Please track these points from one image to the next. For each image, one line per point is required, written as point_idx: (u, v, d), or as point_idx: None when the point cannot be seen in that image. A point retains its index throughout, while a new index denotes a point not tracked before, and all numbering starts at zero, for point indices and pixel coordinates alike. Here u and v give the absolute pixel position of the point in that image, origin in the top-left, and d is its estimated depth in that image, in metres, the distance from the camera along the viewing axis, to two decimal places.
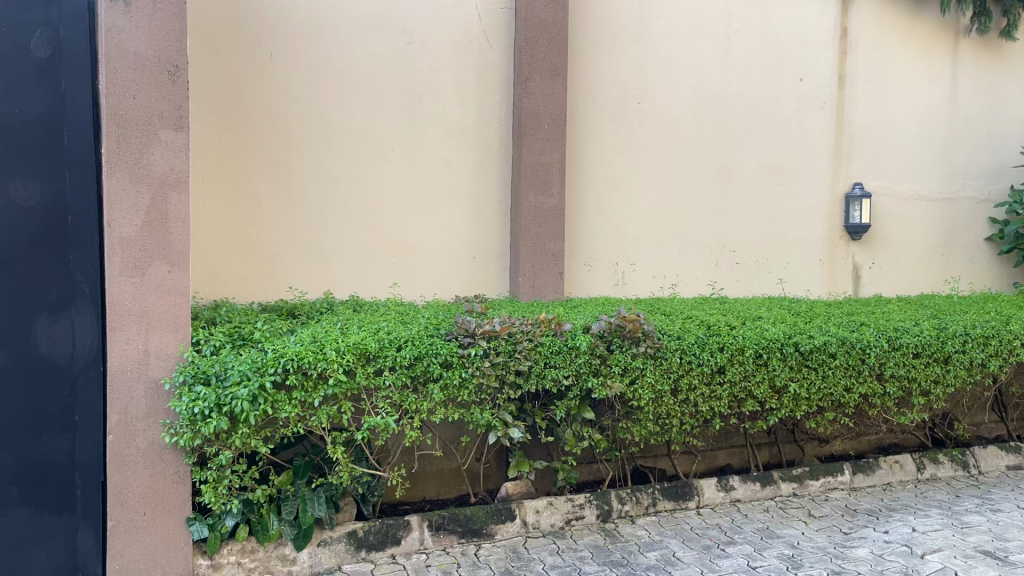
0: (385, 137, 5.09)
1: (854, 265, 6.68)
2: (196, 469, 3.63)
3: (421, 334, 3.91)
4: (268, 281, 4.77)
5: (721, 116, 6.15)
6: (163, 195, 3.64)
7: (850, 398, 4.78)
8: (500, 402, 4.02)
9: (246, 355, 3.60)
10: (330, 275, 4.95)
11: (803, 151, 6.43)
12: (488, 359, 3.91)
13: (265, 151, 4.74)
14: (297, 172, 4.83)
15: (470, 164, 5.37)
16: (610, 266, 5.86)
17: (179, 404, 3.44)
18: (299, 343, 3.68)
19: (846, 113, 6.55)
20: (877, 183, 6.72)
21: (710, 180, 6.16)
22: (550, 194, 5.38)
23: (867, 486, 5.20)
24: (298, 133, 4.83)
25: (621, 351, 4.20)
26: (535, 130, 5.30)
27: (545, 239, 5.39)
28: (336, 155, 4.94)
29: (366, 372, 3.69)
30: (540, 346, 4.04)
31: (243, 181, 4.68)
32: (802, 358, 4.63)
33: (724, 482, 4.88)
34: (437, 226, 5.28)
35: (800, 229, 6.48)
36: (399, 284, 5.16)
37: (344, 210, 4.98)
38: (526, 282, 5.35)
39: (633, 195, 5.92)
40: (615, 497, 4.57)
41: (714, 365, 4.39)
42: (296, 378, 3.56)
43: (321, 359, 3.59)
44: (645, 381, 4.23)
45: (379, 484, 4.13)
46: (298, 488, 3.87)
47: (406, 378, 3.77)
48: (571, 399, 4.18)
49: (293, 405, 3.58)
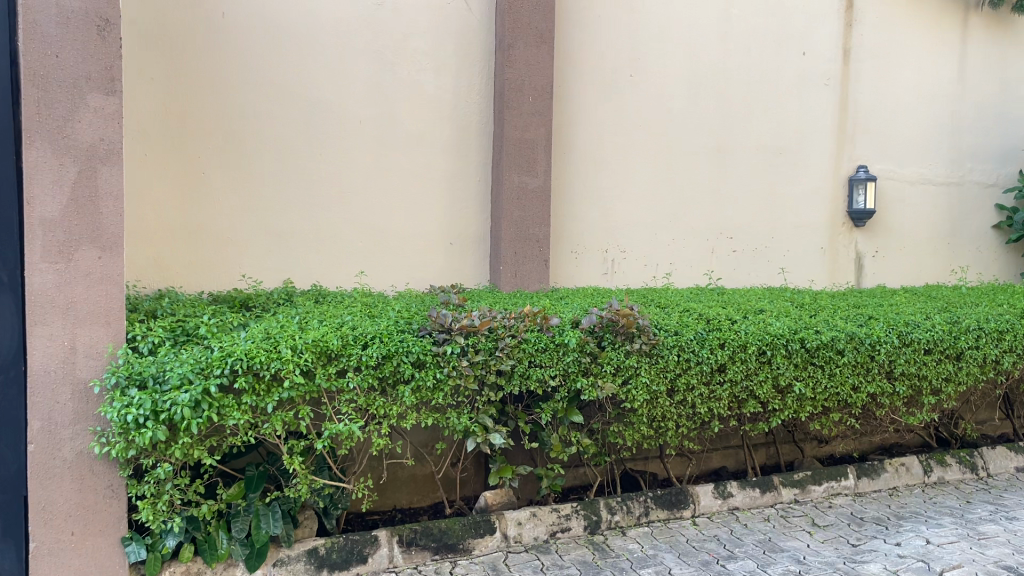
0: (353, 109, 4.63)
1: (858, 253, 6.32)
2: (132, 483, 3.18)
3: (390, 329, 3.46)
4: (219, 268, 4.29)
5: (718, 91, 5.74)
6: (92, 168, 3.16)
7: (858, 398, 4.41)
8: (480, 406, 3.59)
9: (189, 354, 3.15)
10: (290, 261, 4.49)
11: (804, 131, 6.05)
12: (466, 358, 3.48)
13: (217, 123, 4.25)
14: (253, 147, 4.36)
15: (447, 141, 4.92)
16: (598, 253, 5.45)
17: (109, 410, 2.99)
18: (250, 340, 3.23)
19: (849, 90, 6.17)
20: (882, 166, 6.36)
21: (706, 162, 5.75)
22: (534, 173, 4.95)
23: (872, 492, 4.85)
24: (253, 104, 4.35)
25: (614, 349, 3.79)
26: (518, 104, 4.86)
27: (528, 223, 4.96)
28: (298, 128, 4.47)
29: (327, 374, 3.24)
30: (525, 343, 3.61)
31: (191, 157, 4.19)
32: (808, 355, 4.25)
33: (722, 488, 4.50)
34: (411, 208, 4.84)
35: (800, 215, 6.10)
36: (367, 273, 4.71)
37: (306, 190, 4.51)
38: (508, 270, 4.92)
39: (624, 176, 5.51)
40: (604, 506, 4.17)
41: (714, 364, 4.00)
42: (246, 380, 3.12)
43: (275, 359, 3.15)
44: (639, 381, 3.82)
45: (343, 495, 3.68)
46: (250, 503, 3.43)
47: (373, 380, 3.32)
48: (559, 402, 3.75)
49: (242, 411, 3.13)
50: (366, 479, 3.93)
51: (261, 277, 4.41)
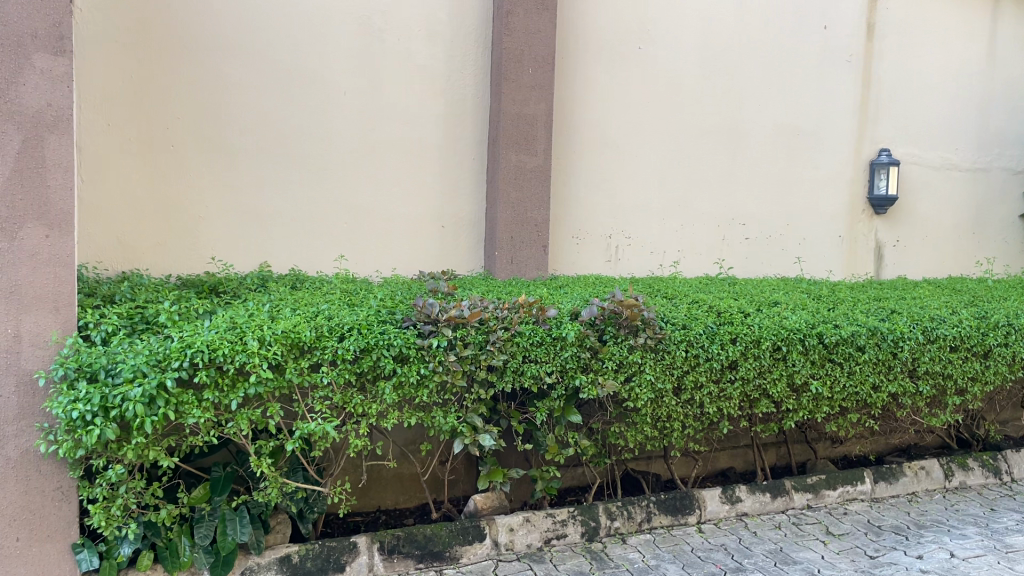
0: (339, 79, 4.30)
1: (877, 242, 5.99)
2: (84, 485, 2.87)
3: (370, 319, 3.15)
4: (186, 249, 3.97)
5: (732, 67, 5.39)
6: (38, 136, 2.84)
7: (878, 398, 4.09)
8: (468, 404, 3.28)
9: (146, 345, 2.84)
10: (266, 243, 4.18)
11: (823, 112, 5.70)
12: (454, 352, 3.17)
13: (187, 90, 3.93)
14: (228, 118, 4.03)
15: (440, 116, 4.60)
16: (601, 239, 5.13)
17: (54, 405, 2.68)
18: (214, 330, 2.92)
19: (871, 68, 5.81)
20: (905, 150, 6.02)
21: (717, 143, 5.42)
22: (534, 152, 4.63)
23: (890, 497, 4.54)
24: (228, 71, 4.02)
25: (616, 343, 3.48)
26: (517, 76, 4.53)
27: (527, 206, 4.64)
28: (277, 100, 4.15)
29: (300, 368, 2.94)
30: (519, 337, 3.30)
31: (160, 126, 3.87)
32: (826, 352, 3.93)
33: (730, 493, 4.19)
34: (400, 187, 4.52)
35: (817, 201, 5.77)
36: (347, 258, 4.39)
37: (285, 167, 4.20)
38: (505, 256, 4.60)
39: (630, 157, 5.18)
40: (603, 511, 3.87)
41: (725, 360, 3.68)
42: (208, 375, 2.81)
43: (240, 351, 2.84)
44: (643, 379, 3.51)
45: (319, 498, 3.35)
46: (216, 507, 3.14)
47: (350, 376, 3.01)
48: (555, 400, 3.44)
49: (203, 408, 2.82)
50: (345, 483, 3.63)
51: (235, 258, 4.11)
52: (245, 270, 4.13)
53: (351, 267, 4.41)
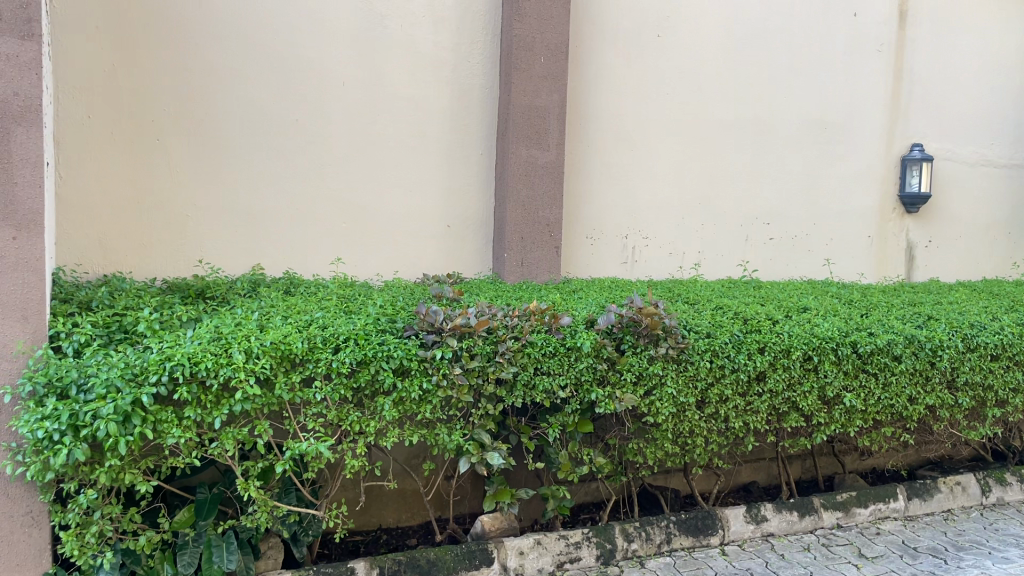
0: (338, 68, 4.05)
1: (908, 243, 5.72)
2: (56, 509, 2.62)
3: (368, 328, 2.89)
4: (173, 251, 3.73)
5: (755, 56, 5.10)
6: (2, 128, 2.58)
7: (915, 411, 3.81)
8: (476, 421, 3.01)
9: (121, 357, 2.58)
10: (258, 245, 3.93)
11: (850, 105, 5.42)
12: (460, 364, 2.91)
13: (175, 80, 3.68)
14: (218, 110, 3.78)
15: (445, 108, 4.33)
16: (617, 239, 4.87)
17: (19, 423, 2.42)
18: (197, 341, 2.66)
19: (902, 59, 5.52)
20: (937, 146, 5.74)
21: (739, 137, 5.14)
22: (545, 147, 4.37)
23: (924, 515, 4.27)
24: (219, 60, 3.77)
25: (635, 353, 3.21)
26: (528, 65, 4.27)
27: (537, 204, 4.37)
28: (271, 91, 3.90)
29: (291, 383, 2.68)
30: (530, 347, 3.03)
31: (144, 119, 3.62)
32: (860, 362, 3.65)
33: (755, 511, 3.91)
34: (403, 184, 4.27)
35: (844, 199, 5.48)
36: (344, 260, 4.13)
37: (279, 163, 3.94)
38: (514, 258, 4.34)
39: (647, 152, 4.91)
40: (620, 532, 3.60)
41: (753, 371, 3.41)
42: (189, 391, 2.55)
43: (225, 365, 2.58)
44: (665, 393, 3.25)
45: (314, 521, 3.06)
46: (201, 532, 2.87)
47: (346, 391, 2.75)
48: (569, 415, 3.16)
49: (184, 428, 2.57)
50: (340, 505, 3.36)
51: (224, 260, 3.85)
52: (235, 273, 3.87)
53: (350, 270, 4.16)
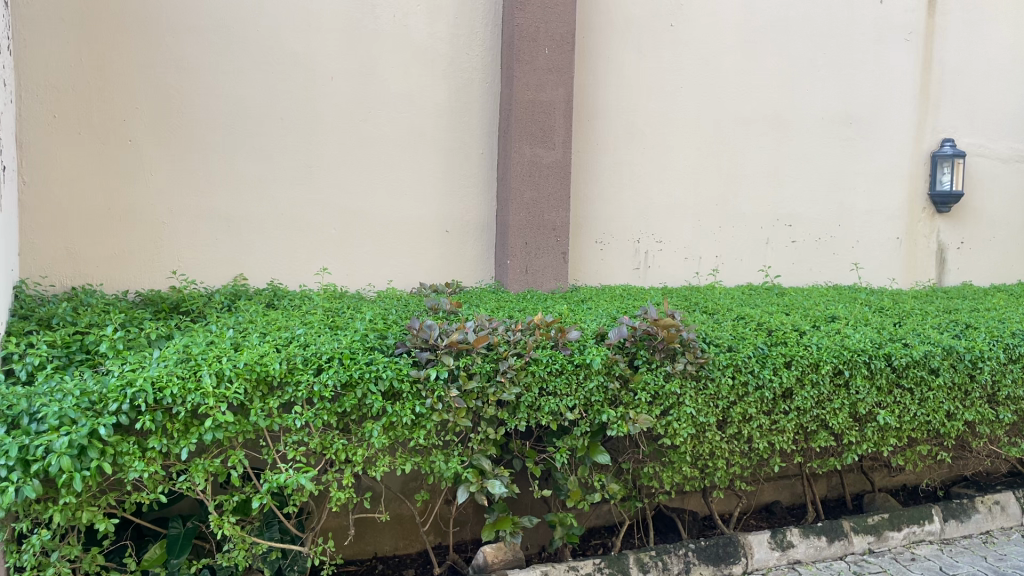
0: (327, 62, 3.79)
1: (939, 245, 5.43)
2: (8, 551, 2.29)
3: (354, 347, 2.61)
4: (146, 262, 3.52)
5: (775, 47, 4.82)
6: None
7: (953, 428, 3.51)
8: (475, 446, 2.72)
9: (78, 383, 2.32)
10: (240, 253, 3.70)
11: (875, 98, 5.12)
12: (456, 385, 2.63)
13: (149, 78, 3.46)
14: (195, 109, 3.55)
15: (443, 105, 4.06)
16: (628, 244, 4.61)
17: None
18: (163, 363, 2.39)
19: (931, 48, 5.22)
20: (969, 141, 5.43)
21: (758, 133, 4.85)
22: (551, 145, 4.09)
23: (961, 538, 3.95)
24: (196, 54, 3.53)
25: (650, 370, 2.92)
26: (531, 57, 3.99)
27: (542, 207, 4.10)
28: (254, 88, 3.66)
29: (268, 410, 2.41)
30: (534, 365, 2.75)
31: (115, 120, 3.41)
32: (894, 376, 3.35)
33: (781, 537, 3.60)
34: (398, 187, 4.00)
35: (870, 199, 5.19)
36: (331, 270, 3.88)
37: (263, 166, 3.70)
38: (518, 265, 4.08)
39: (659, 151, 4.64)
40: (634, 562, 3.30)
41: (778, 388, 3.12)
42: (153, 421, 2.28)
43: (193, 391, 2.31)
44: (683, 413, 2.96)
45: (301, 556, 2.77)
46: (174, 571, 2.57)
47: (329, 417, 2.47)
48: (578, 439, 2.87)
49: (147, 460, 2.30)
50: (327, 539, 3.09)
51: (202, 273, 3.63)
52: (214, 285, 3.65)
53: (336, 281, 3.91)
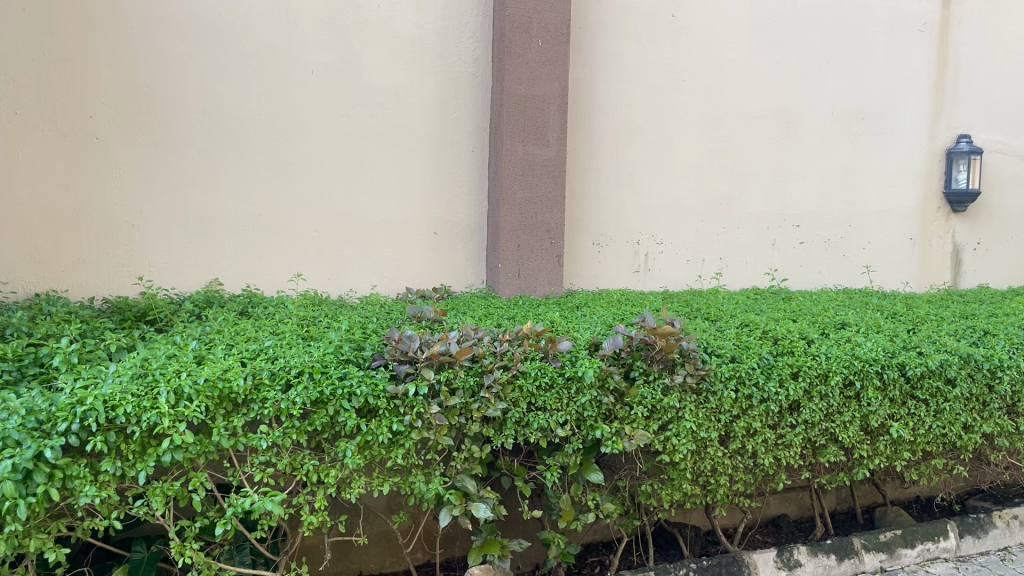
0: (307, 56, 3.72)
1: (954, 246, 5.22)
2: None
3: (328, 360, 2.43)
4: (112, 266, 3.45)
5: (782, 39, 4.62)
6: None
7: (970, 441, 3.30)
8: (458, 465, 2.54)
9: (26, 402, 2.12)
10: (213, 256, 3.62)
11: (887, 93, 4.91)
12: (437, 401, 2.44)
13: (117, 74, 3.39)
14: (167, 107, 3.49)
15: (430, 99, 3.99)
16: (627, 245, 4.42)
17: None
18: (118, 379, 2.22)
19: (947, 40, 5.01)
20: (986, 137, 5.22)
21: (765, 129, 4.65)
22: (545, 143, 3.93)
23: (978, 555, 3.75)
24: (168, 49, 3.47)
25: (647, 384, 2.73)
26: (524, 50, 3.83)
27: (536, 207, 3.93)
28: (229, 84, 3.59)
29: (232, 429, 2.23)
30: (521, 378, 2.57)
31: (79, 116, 3.34)
32: (908, 387, 3.16)
33: (788, 557, 3.41)
34: (382, 188, 3.93)
35: (882, 198, 4.98)
36: (307, 276, 3.81)
37: (238, 165, 3.64)
38: (511, 269, 3.91)
39: (660, 148, 4.45)
40: None
41: (784, 401, 2.93)
42: (106, 442, 2.10)
43: (148, 410, 2.13)
44: (683, 428, 2.77)
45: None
46: None
47: (300, 437, 2.29)
48: (570, 456, 2.68)
49: (100, 485, 2.11)
50: (302, 564, 2.89)
51: (170, 280, 3.55)
52: (185, 290, 3.58)
53: (315, 286, 3.84)
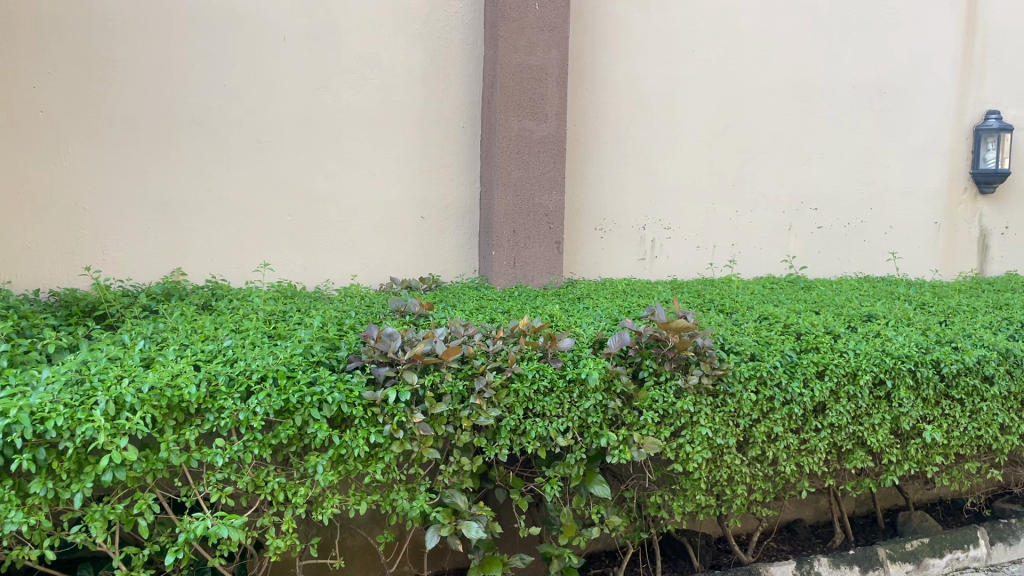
0: (280, 21, 3.42)
1: (977, 230, 4.92)
2: None
3: (296, 362, 2.14)
4: (59, 255, 3.19)
5: (798, 7, 4.31)
6: None
7: (1007, 443, 3.02)
8: (446, 480, 2.24)
9: None
10: (172, 244, 3.35)
11: (908, 66, 4.60)
12: (421, 407, 2.15)
13: (69, 44, 3.12)
14: (124, 78, 3.21)
15: (415, 70, 3.68)
16: (631, 231, 4.13)
17: None
18: (50, 386, 1.91)
19: (973, 9, 4.69)
20: (1013, 113, 4.90)
21: (778, 106, 4.34)
22: (542, 118, 3.62)
23: (1009, 564, 3.48)
24: (125, 14, 3.19)
25: (657, 385, 2.44)
26: (519, 14, 3.51)
27: (532, 189, 3.64)
28: (193, 52, 3.30)
29: (185, 443, 1.93)
30: (516, 382, 2.27)
31: (25, 90, 3.09)
32: (942, 386, 2.86)
33: (807, 567, 3.14)
34: (363, 168, 3.64)
35: (902, 179, 4.68)
36: (275, 266, 3.53)
37: (204, 143, 3.36)
38: (506, 256, 3.61)
39: (667, 125, 4.14)
40: None
41: (810, 403, 2.64)
42: (34, 461, 1.79)
43: (83, 423, 1.82)
44: (698, 434, 2.48)
45: None
46: None
47: (263, 451, 2.00)
48: (572, 467, 2.38)
49: (27, 510, 1.81)
50: None
51: (123, 271, 3.28)
52: (141, 281, 3.31)
53: (291, 276, 3.56)
